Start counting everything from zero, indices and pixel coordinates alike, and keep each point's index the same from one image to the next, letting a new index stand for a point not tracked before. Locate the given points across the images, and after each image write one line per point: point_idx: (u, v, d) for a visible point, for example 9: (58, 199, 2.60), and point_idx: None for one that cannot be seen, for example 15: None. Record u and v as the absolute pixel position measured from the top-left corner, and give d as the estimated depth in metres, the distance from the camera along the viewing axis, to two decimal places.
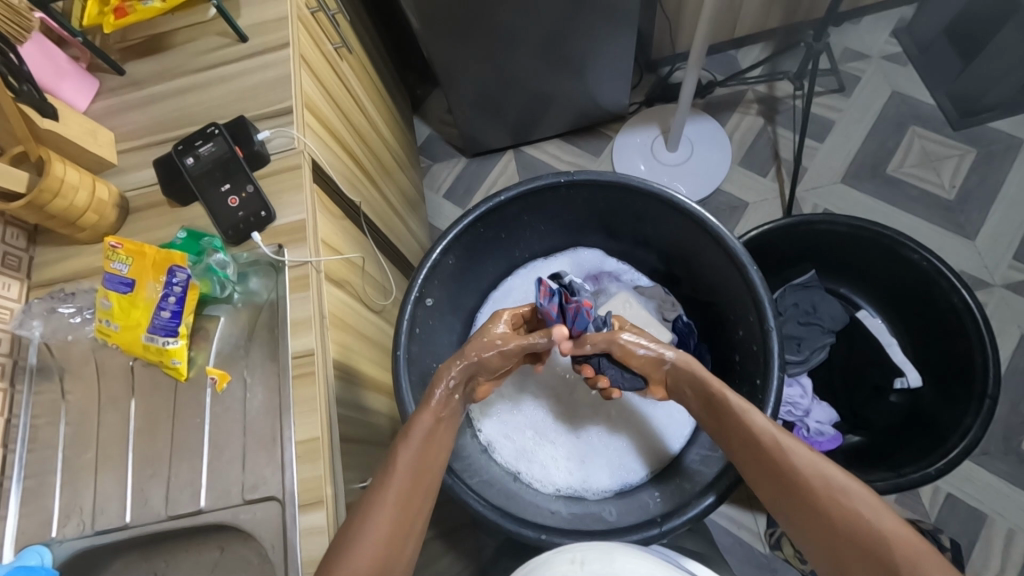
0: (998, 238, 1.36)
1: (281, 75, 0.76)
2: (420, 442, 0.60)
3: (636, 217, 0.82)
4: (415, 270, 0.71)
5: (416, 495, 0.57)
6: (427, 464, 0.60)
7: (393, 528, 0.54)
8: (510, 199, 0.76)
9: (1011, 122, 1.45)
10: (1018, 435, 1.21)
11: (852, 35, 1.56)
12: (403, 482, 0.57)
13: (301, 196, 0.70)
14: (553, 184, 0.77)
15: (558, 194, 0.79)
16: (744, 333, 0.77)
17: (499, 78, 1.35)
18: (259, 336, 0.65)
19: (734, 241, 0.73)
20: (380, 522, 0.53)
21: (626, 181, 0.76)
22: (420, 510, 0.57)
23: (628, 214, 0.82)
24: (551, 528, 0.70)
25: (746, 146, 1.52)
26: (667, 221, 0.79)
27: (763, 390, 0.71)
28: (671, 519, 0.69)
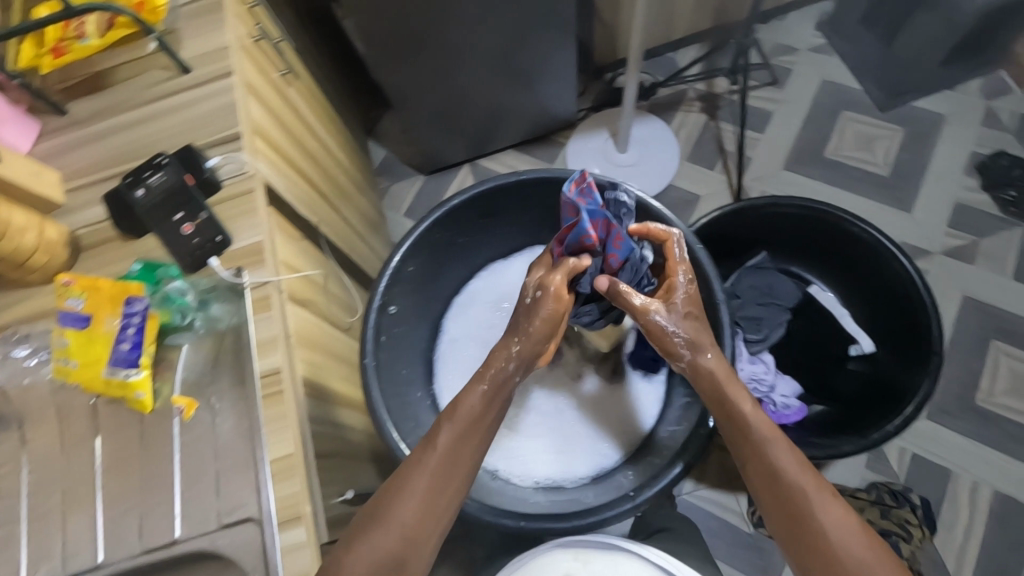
0: (933, 208, 1.44)
1: (227, 102, 0.77)
2: (463, 419, 0.64)
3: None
4: (377, 278, 0.72)
5: (425, 516, 0.60)
6: (467, 448, 0.63)
7: (398, 550, 0.57)
8: (464, 203, 0.78)
9: (932, 100, 1.55)
10: (971, 391, 1.28)
11: (781, 31, 1.65)
12: (428, 476, 0.61)
13: (256, 219, 0.70)
14: (505, 186, 0.78)
15: (511, 196, 0.81)
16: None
17: (450, 94, 1.38)
18: (225, 361, 0.65)
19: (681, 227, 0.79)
20: (390, 538, 0.58)
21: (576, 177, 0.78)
22: (430, 525, 0.60)
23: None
24: (529, 515, 0.71)
25: (692, 142, 1.58)
26: None
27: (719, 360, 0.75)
28: (642, 492, 0.71)
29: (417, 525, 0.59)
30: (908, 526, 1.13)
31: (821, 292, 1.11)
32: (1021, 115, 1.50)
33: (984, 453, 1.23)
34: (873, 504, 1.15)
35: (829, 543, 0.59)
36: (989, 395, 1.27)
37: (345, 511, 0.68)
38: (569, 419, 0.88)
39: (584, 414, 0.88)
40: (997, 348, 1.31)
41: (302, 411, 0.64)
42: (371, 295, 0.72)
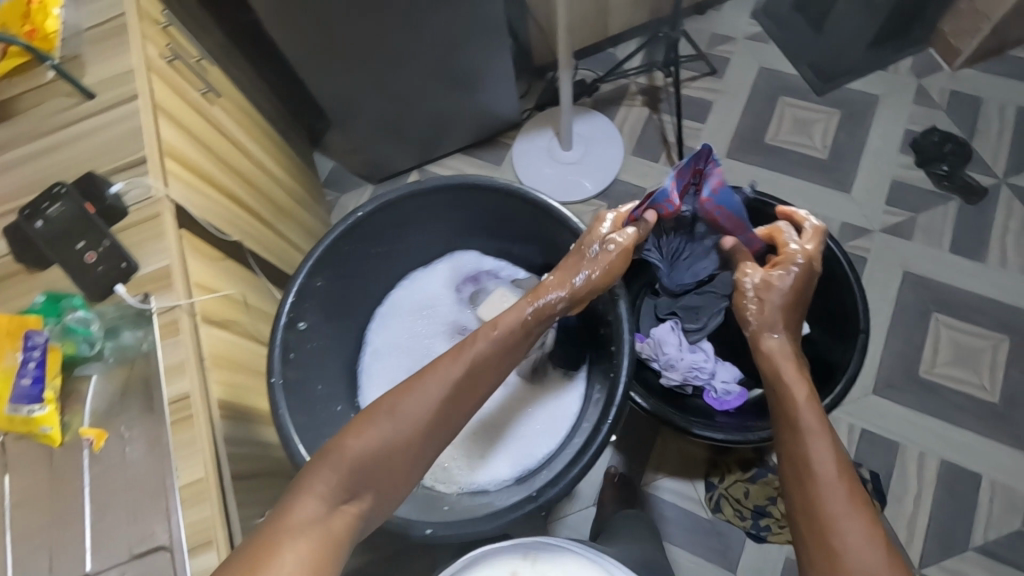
0: (871, 187, 1.47)
1: (132, 126, 0.76)
2: (502, 335, 0.72)
3: (500, 217, 0.85)
4: (283, 296, 0.70)
5: (412, 445, 0.64)
6: (492, 362, 0.71)
7: (365, 469, 0.61)
8: (370, 213, 0.77)
9: (866, 81, 1.57)
10: (914, 363, 1.31)
11: (717, 21, 1.67)
12: (446, 388, 0.67)
13: (164, 243, 0.70)
14: (409, 193, 0.78)
15: (419, 203, 0.81)
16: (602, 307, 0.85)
17: (387, 101, 1.37)
18: (134, 389, 0.64)
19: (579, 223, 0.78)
20: (373, 454, 0.61)
21: (472, 182, 0.78)
22: (409, 457, 0.64)
23: (489, 215, 0.85)
24: (437, 523, 0.75)
25: (636, 136, 1.60)
26: (525, 217, 0.83)
27: (618, 356, 0.80)
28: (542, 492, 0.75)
29: (397, 460, 0.63)
30: None
31: None
32: (951, 91, 1.53)
33: (929, 423, 1.26)
34: None
35: (844, 553, 0.60)
36: (932, 366, 1.30)
37: None
38: (492, 424, 0.91)
39: (506, 417, 0.92)
40: (938, 320, 1.34)
41: (216, 433, 0.63)
42: (276, 314, 0.71)
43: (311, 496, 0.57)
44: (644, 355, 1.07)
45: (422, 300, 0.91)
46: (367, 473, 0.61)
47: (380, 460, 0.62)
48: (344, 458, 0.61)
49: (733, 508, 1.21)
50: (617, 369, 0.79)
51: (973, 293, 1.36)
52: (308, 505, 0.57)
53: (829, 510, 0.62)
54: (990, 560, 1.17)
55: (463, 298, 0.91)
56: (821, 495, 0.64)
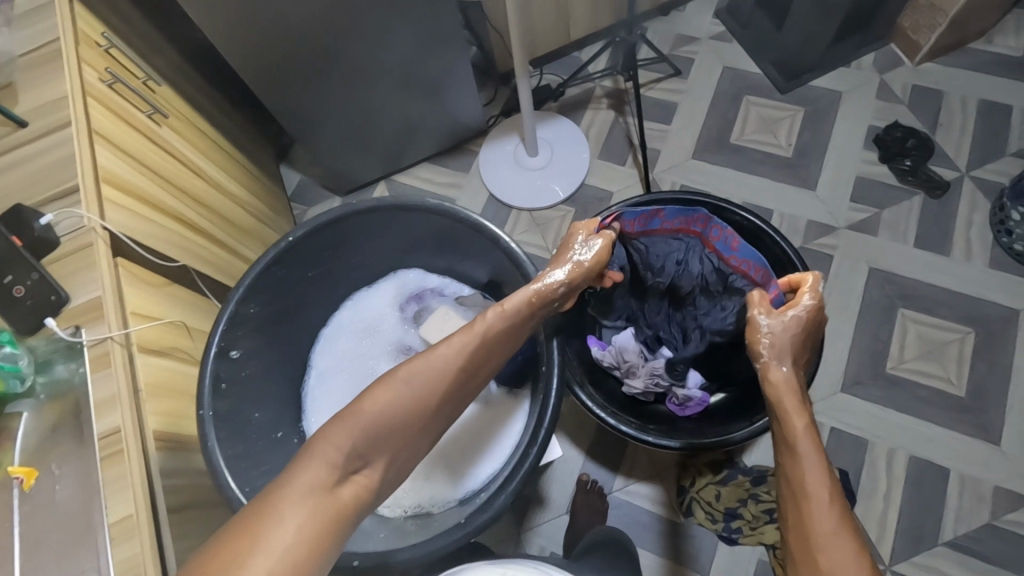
0: (836, 184, 1.47)
1: (64, 154, 0.75)
2: (509, 316, 0.71)
3: (436, 236, 0.86)
4: (212, 325, 0.70)
5: (416, 419, 0.62)
6: (499, 338, 0.70)
7: (368, 435, 0.58)
8: (301, 238, 0.77)
9: (830, 78, 1.58)
10: (881, 360, 1.31)
11: (681, 21, 1.67)
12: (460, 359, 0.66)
13: (95, 273, 0.69)
14: (341, 216, 0.79)
15: (354, 225, 0.81)
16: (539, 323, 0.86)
17: (347, 114, 1.36)
18: (65, 424, 0.63)
19: (509, 241, 0.79)
20: (378, 425, 0.59)
21: (401, 204, 0.79)
22: (415, 434, 0.62)
23: (424, 235, 0.86)
24: (366, 552, 0.75)
25: (602, 139, 1.59)
26: (461, 236, 0.84)
27: (547, 373, 0.81)
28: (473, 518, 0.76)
29: (401, 439, 0.61)
30: None
31: None
32: (913, 86, 1.54)
33: (897, 419, 1.26)
34: None
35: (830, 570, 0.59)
36: (899, 362, 1.31)
37: None
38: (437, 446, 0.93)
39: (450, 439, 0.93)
40: (904, 315, 1.34)
41: (149, 466, 0.63)
42: (206, 343, 0.70)
43: (312, 462, 0.55)
44: (605, 363, 1.06)
45: (367, 320, 0.94)
46: (384, 439, 0.60)
47: (396, 426, 0.60)
48: (361, 421, 0.59)
49: (704, 511, 1.18)
50: (547, 385, 0.80)
51: (939, 287, 1.36)
52: (312, 471, 0.55)
53: (816, 525, 0.61)
54: (960, 555, 1.17)
55: (407, 317, 0.93)
56: (811, 508, 0.62)
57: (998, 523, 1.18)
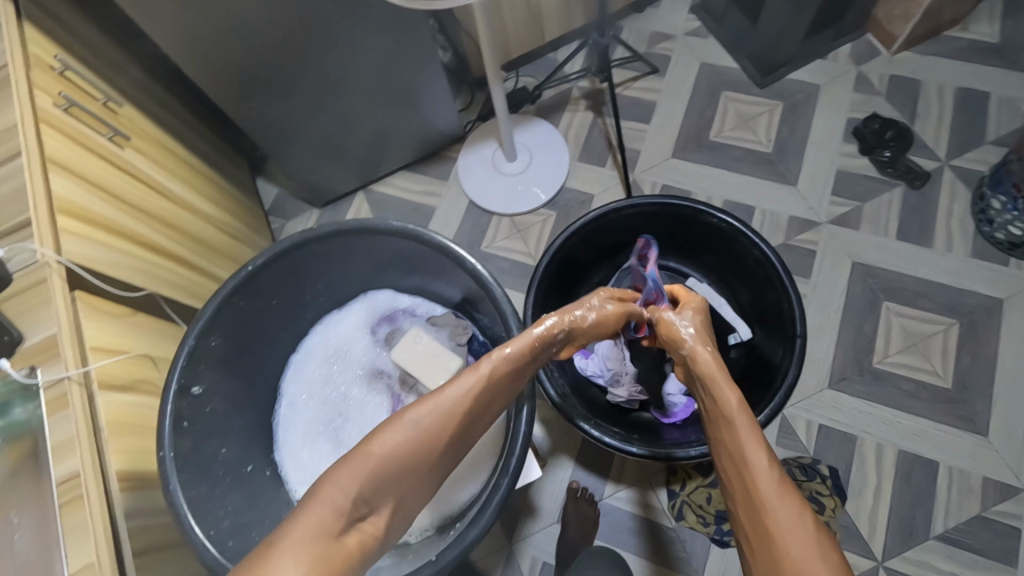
0: (816, 178, 1.46)
1: (16, 186, 0.72)
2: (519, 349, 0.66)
3: (401, 258, 0.86)
4: (172, 364, 0.69)
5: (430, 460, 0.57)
6: (512, 375, 0.64)
7: (379, 473, 0.54)
8: (260, 267, 0.76)
9: (807, 71, 1.57)
10: (866, 355, 1.30)
11: (656, 19, 1.65)
12: (473, 398, 0.61)
13: (51, 310, 0.67)
14: (301, 243, 0.77)
15: (316, 250, 0.80)
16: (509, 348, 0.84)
17: (318, 126, 1.33)
18: (22, 470, 0.61)
19: (475, 264, 0.77)
20: (391, 465, 0.54)
21: (361, 227, 0.78)
22: (427, 477, 0.57)
23: (388, 256, 0.86)
24: None
25: (581, 141, 1.58)
26: (427, 256, 0.83)
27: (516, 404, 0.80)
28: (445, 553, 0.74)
29: (410, 483, 0.56)
30: (819, 497, 1.18)
31: (698, 286, 1.11)
32: (890, 77, 1.53)
33: (885, 414, 1.26)
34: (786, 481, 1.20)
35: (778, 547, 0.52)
36: (885, 356, 1.30)
37: None
38: None
39: None
40: (888, 309, 1.34)
41: (111, 510, 0.61)
42: (164, 386, 0.69)
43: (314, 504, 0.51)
44: (589, 373, 1.08)
45: (337, 345, 0.93)
46: (391, 486, 0.55)
47: (401, 472, 0.55)
48: (367, 466, 0.53)
49: (696, 514, 1.19)
50: (518, 412, 0.79)
51: (922, 279, 1.36)
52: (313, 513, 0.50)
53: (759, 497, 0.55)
54: (951, 548, 1.17)
55: (379, 340, 0.93)
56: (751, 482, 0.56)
57: (988, 515, 1.18)
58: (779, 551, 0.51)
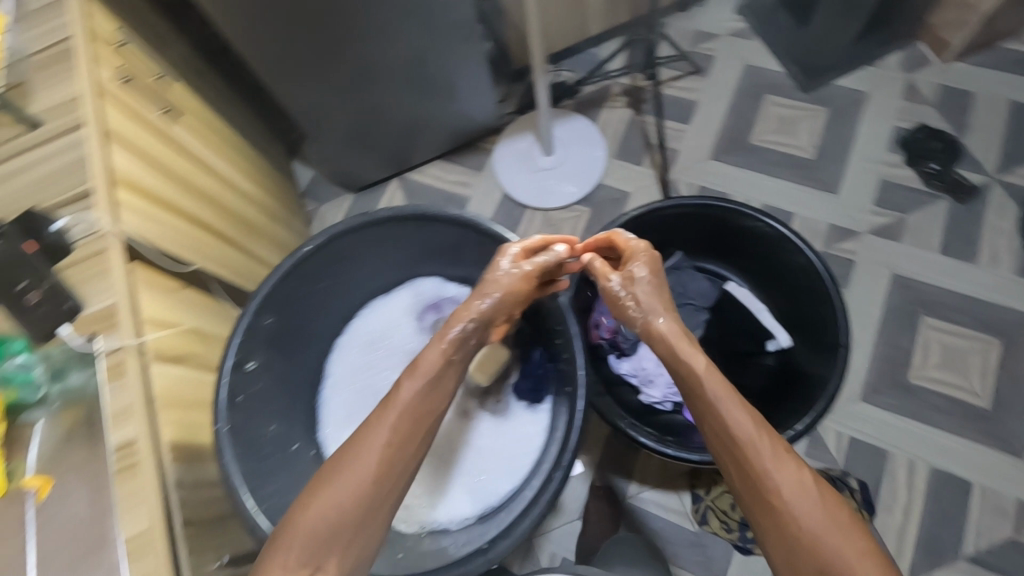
0: (858, 187, 1.44)
1: (77, 157, 0.73)
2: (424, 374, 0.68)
3: (453, 246, 0.87)
4: (227, 342, 0.69)
5: (366, 505, 0.60)
6: (423, 406, 0.67)
7: (321, 535, 0.58)
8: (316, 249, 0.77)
9: (853, 77, 1.54)
10: (902, 369, 1.28)
11: (701, 18, 1.63)
12: (391, 437, 0.64)
13: (108, 280, 0.68)
14: (357, 226, 0.78)
15: (371, 234, 0.81)
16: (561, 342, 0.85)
17: (359, 111, 1.34)
18: (79, 435, 0.62)
19: (536, 257, 0.78)
20: (326, 520, 0.58)
21: (423, 214, 0.80)
22: (377, 516, 0.61)
23: (440, 244, 0.87)
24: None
25: (618, 138, 1.56)
26: (481, 246, 0.83)
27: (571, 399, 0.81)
28: (498, 541, 0.76)
29: (354, 521, 0.59)
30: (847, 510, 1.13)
31: (737, 289, 1.10)
32: (941, 86, 1.49)
33: (918, 430, 1.24)
34: None
35: (774, 501, 0.61)
36: (921, 371, 1.28)
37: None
38: (457, 461, 0.93)
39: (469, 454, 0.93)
40: (927, 324, 1.31)
41: (163, 480, 0.62)
42: (221, 359, 0.69)
43: None
44: (620, 372, 1.07)
45: (379, 330, 0.94)
46: (333, 541, 0.58)
47: (349, 526, 0.59)
48: (305, 539, 0.57)
49: (719, 520, 1.16)
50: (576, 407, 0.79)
51: (963, 294, 1.33)
52: None
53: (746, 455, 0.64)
54: (979, 569, 1.15)
55: (424, 327, 0.93)
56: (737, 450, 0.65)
57: (1019, 538, 1.16)
58: (780, 512, 0.61)
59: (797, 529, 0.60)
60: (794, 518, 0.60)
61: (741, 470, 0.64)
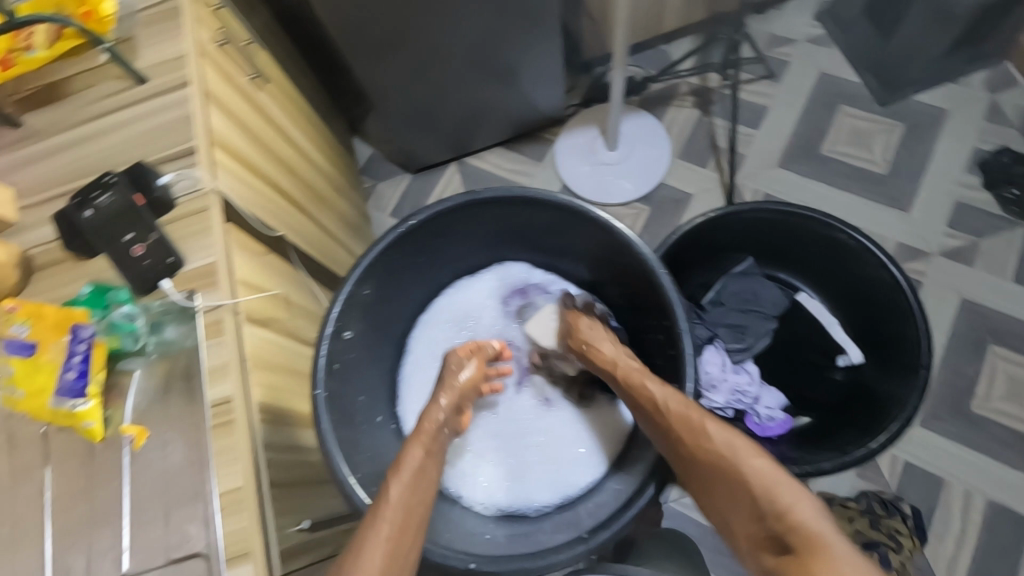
0: (931, 207, 1.39)
1: (183, 114, 0.74)
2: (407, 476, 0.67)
3: (551, 230, 0.87)
4: (329, 306, 0.72)
5: None
6: (414, 499, 0.65)
7: None
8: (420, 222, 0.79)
9: (933, 94, 1.49)
10: (965, 398, 1.24)
11: (777, 21, 1.59)
12: (388, 525, 0.61)
13: (209, 238, 0.68)
14: (462, 204, 0.79)
15: (470, 213, 0.83)
16: (663, 337, 0.81)
17: (432, 95, 1.32)
18: (176, 388, 0.64)
19: (646, 248, 0.77)
20: None
21: (530, 197, 0.80)
22: None
23: (539, 227, 0.87)
24: (479, 557, 0.71)
25: (684, 139, 1.53)
26: (581, 232, 0.83)
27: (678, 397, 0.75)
28: (597, 534, 0.71)
29: None
30: (897, 536, 1.11)
31: (808, 300, 1.09)
32: None
33: (979, 461, 1.20)
34: (862, 514, 1.14)
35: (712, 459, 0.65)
36: (985, 401, 1.24)
37: (302, 541, 0.67)
38: (536, 446, 0.90)
39: (550, 441, 0.91)
40: (994, 353, 1.27)
41: (254, 440, 0.62)
42: (323, 325, 0.72)
43: None
44: None
45: (466, 310, 0.96)
46: None
47: None
48: None
49: None
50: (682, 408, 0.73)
51: None
52: None
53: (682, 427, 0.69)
54: None
55: (508, 311, 0.96)
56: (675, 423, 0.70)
57: None
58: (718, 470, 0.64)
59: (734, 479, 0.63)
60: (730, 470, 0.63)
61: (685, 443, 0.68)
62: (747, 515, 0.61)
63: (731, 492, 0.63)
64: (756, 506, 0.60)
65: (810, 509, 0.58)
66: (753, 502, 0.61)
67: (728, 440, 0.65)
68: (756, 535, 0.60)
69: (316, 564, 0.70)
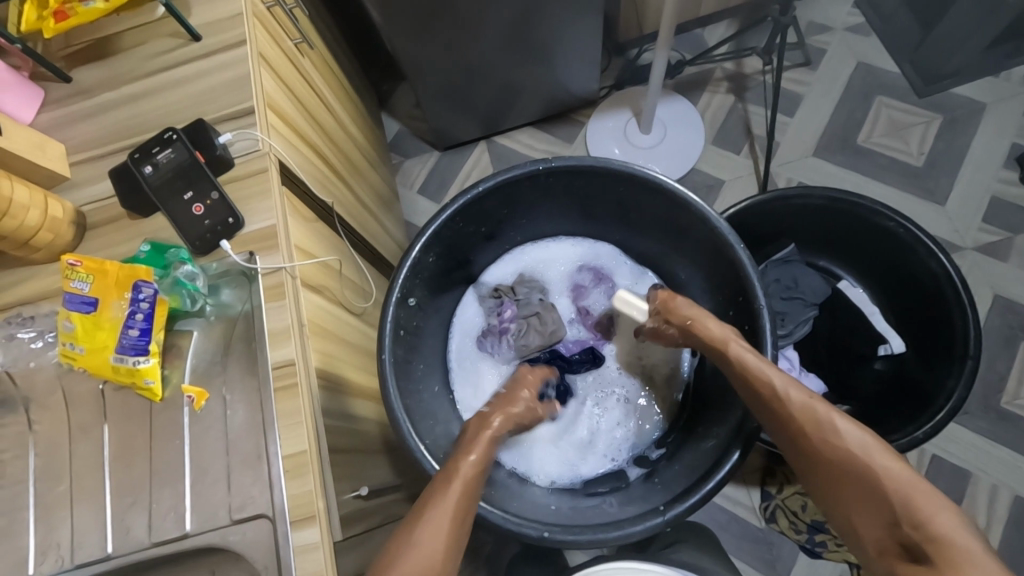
0: (967, 202, 1.38)
1: (239, 75, 0.72)
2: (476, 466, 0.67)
3: (621, 202, 0.87)
4: (398, 270, 0.76)
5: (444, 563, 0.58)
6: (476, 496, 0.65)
7: None
8: (488, 190, 0.80)
9: (973, 87, 1.47)
10: (996, 394, 1.24)
11: (817, 7, 1.56)
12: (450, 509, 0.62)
13: (270, 200, 0.67)
14: (532, 173, 0.81)
15: (537, 182, 0.83)
16: (736, 312, 0.81)
17: (468, 72, 1.30)
18: (236, 350, 0.63)
19: (720, 221, 0.77)
20: None
21: (606, 166, 0.80)
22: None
23: (610, 200, 0.87)
24: (553, 526, 0.71)
25: (718, 124, 1.52)
26: (650, 204, 0.84)
27: None
28: (673, 507, 0.71)
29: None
30: None
31: (849, 288, 1.07)
32: None
33: (1006, 455, 1.20)
34: None
35: (819, 448, 0.64)
36: (1014, 397, 1.24)
37: (356, 507, 0.68)
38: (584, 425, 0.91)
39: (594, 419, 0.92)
40: None
41: (315, 405, 0.62)
42: (390, 290, 0.76)
43: None
44: None
45: (533, 266, 0.98)
46: None
47: None
48: None
49: (788, 519, 1.06)
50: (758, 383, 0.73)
51: None
52: None
53: (799, 422, 0.65)
54: None
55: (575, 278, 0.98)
56: (778, 406, 0.67)
57: None
58: (824, 465, 0.63)
59: (853, 478, 0.61)
60: (842, 470, 0.62)
61: (791, 433, 0.66)
62: (879, 522, 0.60)
63: (864, 495, 0.60)
64: (893, 509, 0.58)
65: (957, 526, 0.55)
66: (890, 513, 0.58)
67: (862, 440, 0.62)
68: (888, 541, 0.59)
69: (368, 532, 0.71)
